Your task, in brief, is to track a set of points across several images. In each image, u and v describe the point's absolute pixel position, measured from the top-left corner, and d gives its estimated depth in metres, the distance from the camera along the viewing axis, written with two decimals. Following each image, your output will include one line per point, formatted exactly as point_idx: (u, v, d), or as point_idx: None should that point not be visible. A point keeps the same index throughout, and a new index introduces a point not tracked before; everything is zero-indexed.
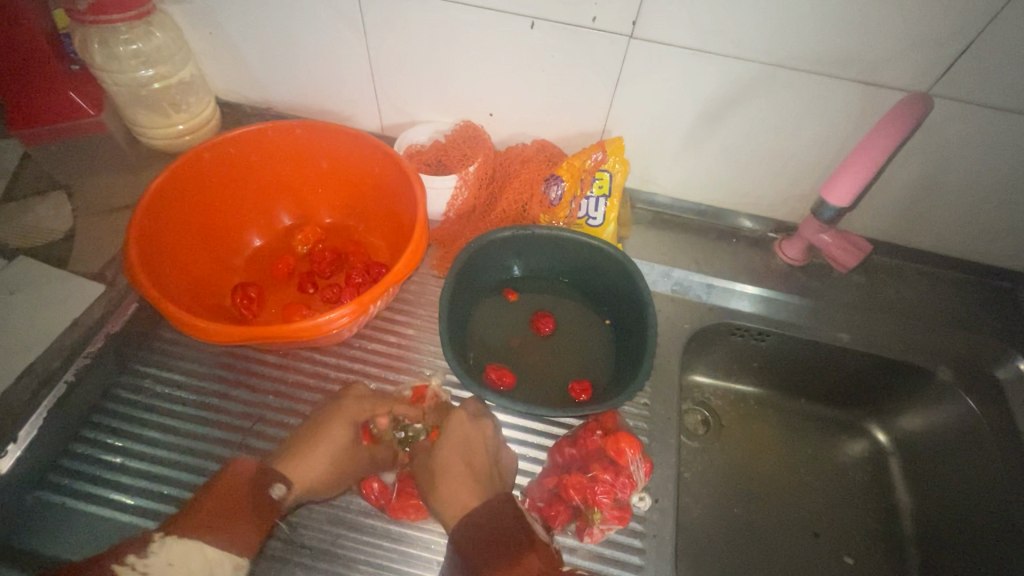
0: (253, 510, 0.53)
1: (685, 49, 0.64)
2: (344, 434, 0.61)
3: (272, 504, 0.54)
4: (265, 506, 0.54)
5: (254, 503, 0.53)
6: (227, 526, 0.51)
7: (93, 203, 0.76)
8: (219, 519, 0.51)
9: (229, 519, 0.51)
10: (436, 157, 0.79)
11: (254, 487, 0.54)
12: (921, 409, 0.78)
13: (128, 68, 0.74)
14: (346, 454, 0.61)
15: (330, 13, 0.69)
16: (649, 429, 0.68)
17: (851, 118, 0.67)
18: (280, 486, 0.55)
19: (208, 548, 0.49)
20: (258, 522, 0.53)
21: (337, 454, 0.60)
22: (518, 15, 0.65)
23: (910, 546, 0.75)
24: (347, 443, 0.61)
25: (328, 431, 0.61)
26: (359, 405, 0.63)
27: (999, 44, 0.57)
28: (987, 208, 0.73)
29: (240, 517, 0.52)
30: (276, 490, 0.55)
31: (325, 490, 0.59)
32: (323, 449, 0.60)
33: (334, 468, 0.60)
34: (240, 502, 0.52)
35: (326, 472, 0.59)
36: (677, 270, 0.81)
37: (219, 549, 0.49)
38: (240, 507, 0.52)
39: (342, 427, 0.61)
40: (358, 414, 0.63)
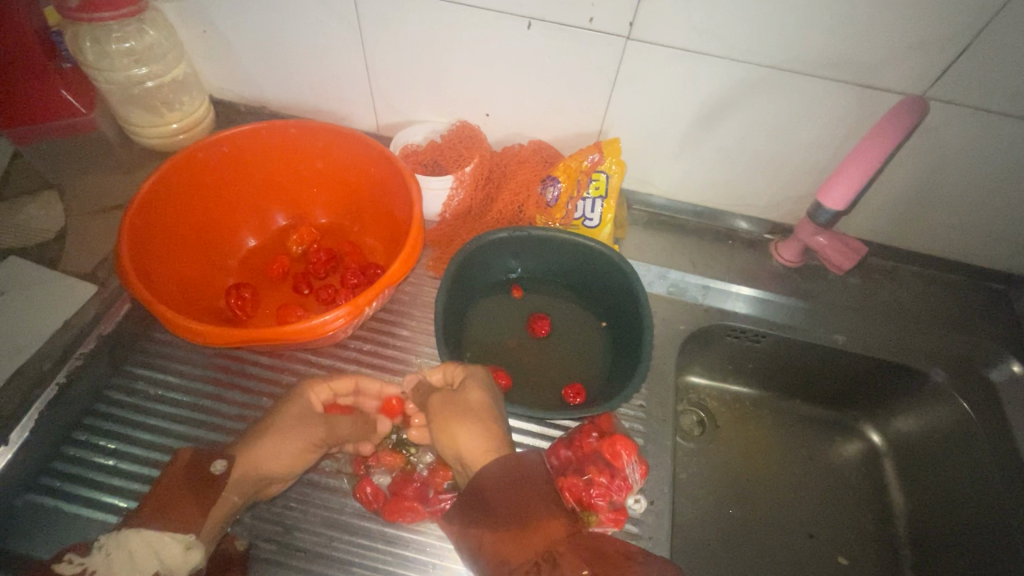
0: (196, 491, 0.55)
1: (681, 50, 0.63)
2: (298, 411, 0.60)
3: (212, 479, 0.55)
4: (207, 484, 0.55)
5: (194, 484, 0.55)
6: (169, 512, 0.53)
7: (85, 202, 0.76)
8: (165, 507, 0.54)
9: (172, 504, 0.54)
10: (432, 157, 0.79)
11: (195, 468, 0.56)
12: (916, 410, 0.78)
13: (121, 66, 0.73)
14: (299, 430, 0.59)
15: (325, 12, 0.69)
16: (644, 431, 0.68)
17: (847, 120, 0.66)
18: (221, 462, 0.56)
19: (145, 531, 0.52)
20: (200, 500, 0.54)
21: (288, 431, 0.58)
22: (515, 15, 0.64)
23: (904, 547, 0.75)
24: (300, 420, 0.59)
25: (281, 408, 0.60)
26: (315, 387, 0.62)
27: (995, 48, 0.57)
28: (983, 211, 0.73)
29: (180, 502, 0.54)
30: (217, 466, 0.56)
31: (284, 471, 0.57)
32: (275, 427, 0.58)
33: (287, 447, 0.58)
34: (181, 487, 0.55)
35: (280, 450, 0.57)
36: (674, 272, 0.80)
37: (160, 532, 0.52)
38: (183, 492, 0.54)
39: (297, 406, 0.60)
40: (314, 395, 0.61)
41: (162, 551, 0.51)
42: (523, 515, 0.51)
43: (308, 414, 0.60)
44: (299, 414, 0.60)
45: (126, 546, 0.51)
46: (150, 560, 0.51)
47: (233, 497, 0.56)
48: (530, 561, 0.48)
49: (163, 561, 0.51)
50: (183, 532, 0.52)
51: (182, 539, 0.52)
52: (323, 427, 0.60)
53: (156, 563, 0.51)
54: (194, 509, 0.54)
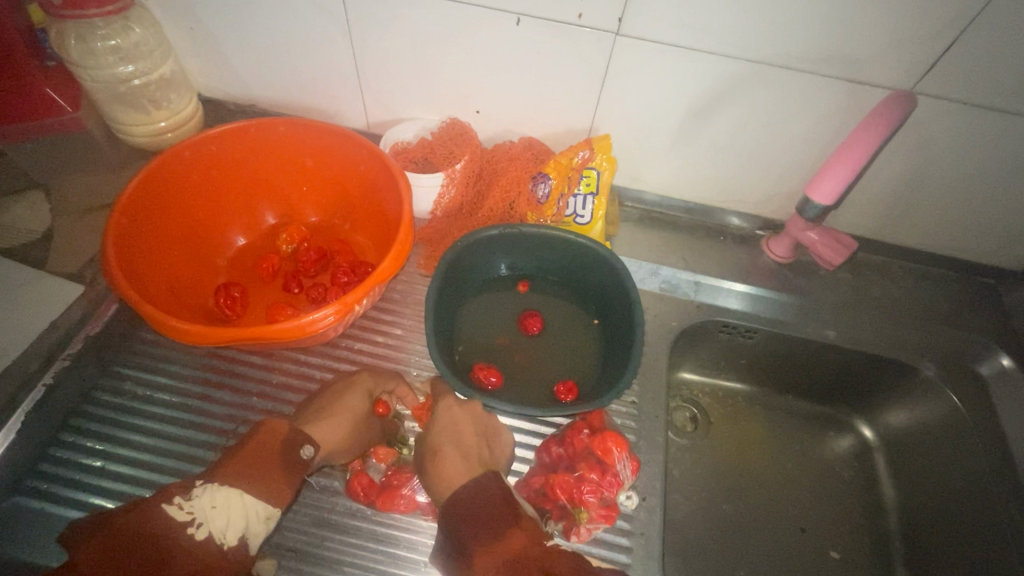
0: (285, 466, 0.55)
1: (670, 46, 0.63)
2: (354, 403, 0.62)
3: (302, 463, 0.56)
4: (296, 464, 0.56)
5: (287, 462, 0.55)
6: (263, 480, 0.53)
7: (70, 201, 0.75)
8: (252, 473, 0.54)
9: (265, 474, 0.54)
10: (422, 155, 0.79)
11: (286, 445, 0.56)
12: (907, 405, 0.78)
13: (107, 64, 0.73)
14: (363, 424, 0.62)
15: (312, 8, 0.68)
16: (636, 427, 0.68)
17: (836, 116, 0.66)
18: (309, 447, 0.57)
19: (247, 496, 0.52)
20: (289, 478, 0.55)
21: (356, 423, 0.62)
22: (503, 11, 0.64)
23: (896, 539, 0.75)
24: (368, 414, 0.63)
25: (343, 400, 0.62)
26: (371, 380, 0.65)
27: (981, 44, 0.57)
28: (971, 206, 0.73)
29: (274, 474, 0.54)
30: (305, 451, 0.56)
31: (339, 455, 0.61)
32: (335, 416, 0.61)
33: (349, 433, 0.61)
34: (275, 461, 0.55)
35: (337, 436, 0.60)
36: (665, 268, 0.80)
37: (255, 501, 0.52)
38: (272, 462, 0.55)
39: (367, 400, 0.63)
40: (372, 386, 0.65)
41: (251, 522, 0.52)
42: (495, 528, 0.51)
43: (366, 408, 0.63)
44: (364, 409, 0.63)
45: (230, 505, 0.51)
46: (239, 524, 0.51)
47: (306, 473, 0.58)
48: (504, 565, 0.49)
49: (249, 529, 0.52)
50: (271, 505, 0.53)
51: (270, 510, 0.53)
52: (380, 424, 0.65)
53: (245, 527, 0.52)
54: (283, 484, 0.54)
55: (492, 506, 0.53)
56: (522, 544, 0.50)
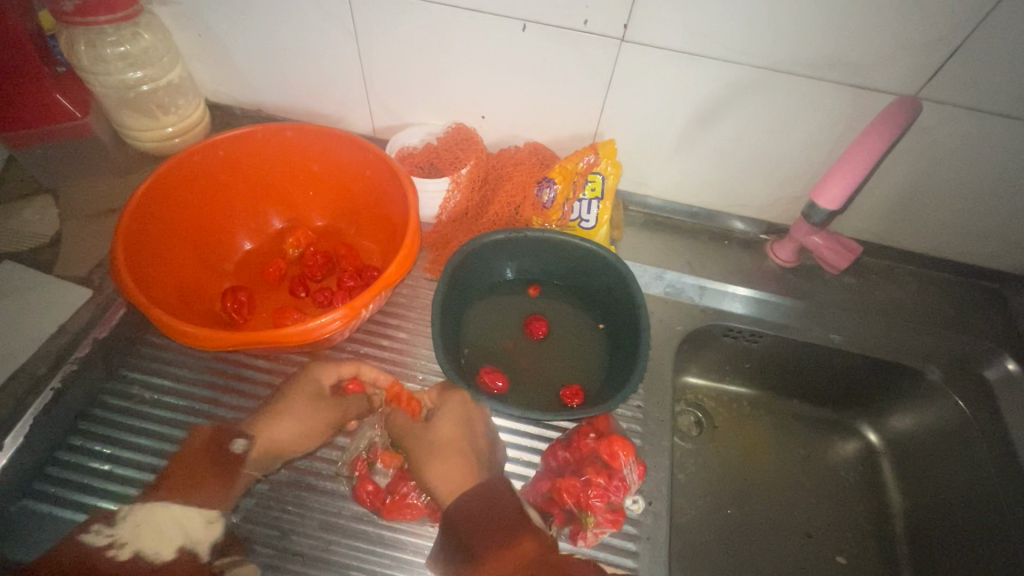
0: (216, 467, 0.60)
1: (674, 52, 0.64)
2: (305, 394, 0.64)
3: (231, 457, 0.60)
4: (225, 461, 0.60)
5: (217, 461, 0.60)
6: (192, 485, 0.58)
7: (78, 206, 0.75)
8: (183, 481, 0.58)
9: (195, 481, 0.58)
10: (428, 159, 0.79)
11: (214, 447, 0.61)
12: (912, 409, 0.78)
13: (115, 70, 0.73)
14: (315, 413, 0.63)
15: (318, 14, 0.69)
16: (642, 432, 0.68)
17: (841, 121, 0.67)
18: (240, 440, 0.61)
19: (169, 506, 0.56)
20: (220, 475, 0.59)
21: (305, 414, 0.63)
22: (510, 17, 0.64)
23: (902, 545, 0.75)
24: (318, 403, 0.64)
25: (293, 393, 0.64)
26: (322, 370, 0.66)
27: (986, 49, 0.58)
28: (976, 210, 0.73)
29: (204, 479, 0.58)
30: (236, 445, 0.61)
31: (294, 446, 0.62)
32: (284, 409, 0.63)
33: (301, 425, 0.63)
34: (202, 464, 0.59)
35: (288, 428, 0.62)
36: (670, 273, 0.80)
37: (185, 507, 0.56)
38: (204, 466, 0.59)
39: (315, 390, 0.65)
40: (323, 375, 0.65)
41: (188, 527, 0.56)
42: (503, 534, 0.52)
43: (317, 398, 0.64)
44: (315, 398, 0.64)
45: (153, 520, 0.55)
46: (177, 534, 0.55)
47: (252, 471, 0.61)
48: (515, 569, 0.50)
49: (189, 536, 0.55)
50: (206, 509, 0.57)
51: (207, 514, 0.57)
52: (338, 410, 0.65)
53: (183, 537, 0.55)
54: (214, 486, 0.58)
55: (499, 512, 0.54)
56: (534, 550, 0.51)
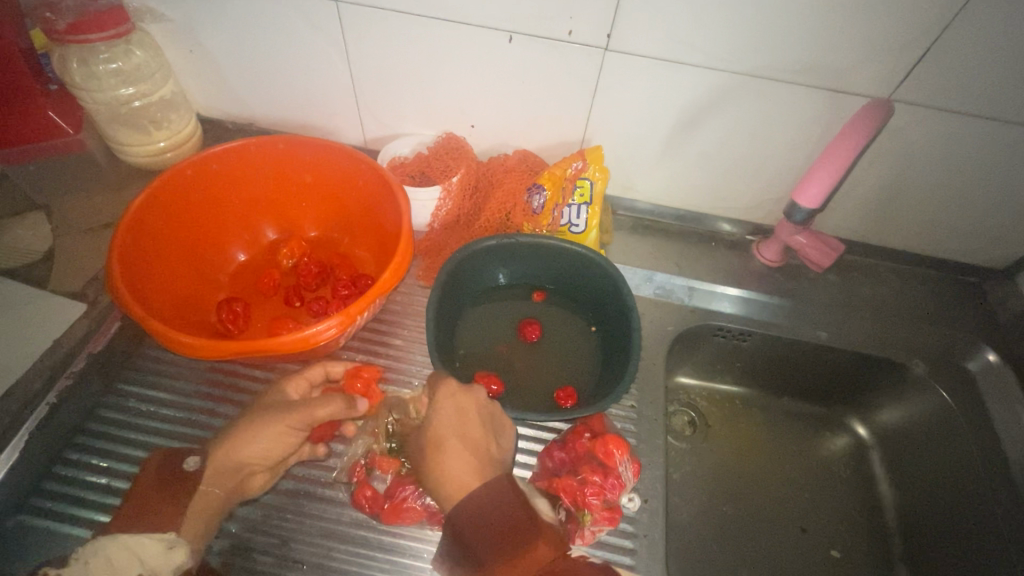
0: (169, 487, 0.59)
1: (656, 60, 0.66)
2: (270, 404, 0.61)
3: (183, 475, 0.59)
4: (178, 480, 0.59)
5: (169, 480, 0.59)
6: (146, 513, 0.57)
7: (72, 221, 0.75)
8: (137, 509, 0.58)
9: (149, 505, 0.58)
10: (419, 169, 0.80)
11: (167, 469, 0.60)
12: (899, 402, 0.80)
13: (108, 86, 0.74)
14: (274, 415, 0.59)
15: (309, 28, 0.70)
16: (636, 431, 0.69)
17: (820, 123, 0.69)
18: (191, 460, 0.60)
19: (118, 538, 0.55)
20: (173, 497, 0.58)
21: (264, 419, 0.59)
22: (495, 29, 0.66)
23: (895, 538, 0.77)
24: (274, 407, 0.60)
25: (262, 404, 0.61)
26: (292, 384, 0.63)
27: (952, 52, 0.60)
28: (952, 207, 0.75)
29: (158, 502, 0.58)
30: (188, 463, 0.60)
31: (261, 458, 0.58)
32: (248, 418, 0.60)
33: (262, 438, 0.58)
34: (155, 489, 0.59)
35: (251, 441, 0.58)
36: (660, 274, 0.82)
37: (137, 536, 0.55)
38: (157, 490, 0.59)
39: (274, 398, 0.62)
40: (291, 386, 0.63)
41: (143, 553, 0.54)
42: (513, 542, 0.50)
43: (281, 406, 0.60)
44: (277, 403, 0.61)
45: (102, 552, 0.54)
46: (132, 561, 0.54)
47: (213, 489, 0.58)
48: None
49: (144, 563, 0.54)
50: (159, 535, 0.56)
51: (165, 539, 0.56)
52: (297, 410, 0.59)
53: (138, 565, 0.54)
54: (166, 512, 0.57)
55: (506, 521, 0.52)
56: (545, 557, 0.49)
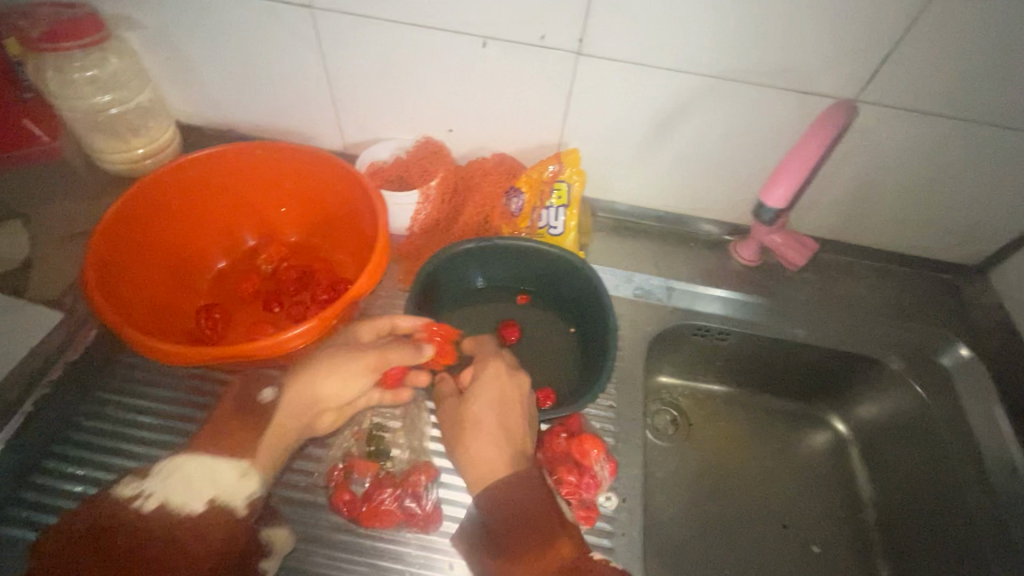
0: (246, 416, 0.59)
1: (630, 63, 0.67)
2: (340, 345, 0.62)
3: (261, 406, 0.60)
4: (256, 410, 0.60)
5: (246, 412, 0.60)
6: (218, 442, 0.56)
7: (50, 230, 0.75)
8: (211, 435, 0.57)
9: (224, 433, 0.57)
10: (398, 173, 0.81)
11: (240, 399, 0.61)
12: (876, 398, 0.81)
13: (85, 94, 0.74)
14: (347, 357, 0.61)
15: (285, 35, 0.70)
16: (615, 431, 0.70)
17: (790, 124, 0.70)
18: (269, 391, 0.61)
19: (200, 461, 0.54)
20: (251, 425, 0.58)
21: (340, 358, 0.60)
22: (469, 34, 0.67)
23: (874, 532, 0.78)
24: (347, 348, 0.61)
25: (332, 347, 0.62)
26: (363, 330, 0.63)
27: (915, 54, 0.61)
28: (922, 205, 0.77)
29: (233, 432, 0.57)
30: (264, 395, 0.61)
31: (333, 396, 0.60)
32: (323, 355, 0.61)
33: (340, 375, 0.60)
34: (230, 419, 0.58)
35: (330, 378, 0.60)
36: (639, 275, 0.83)
37: (215, 461, 0.54)
38: (233, 421, 0.58)
39: (344, 339, 0.63)
40: (361, 332, 0.63)
41: (219, 478, 0.53)
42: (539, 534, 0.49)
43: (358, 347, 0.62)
44: (348, 346, 0.62)
45: (180, 471, 0.53)
46: (205, 482, 0.53)
47: (288, 424, 0.59)
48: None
49: (219, 487, 0.53)
50: (237, 460, 0.55)
51: (238, 467, 0.54)
52: (370, 352, 0.61)
53: (213, 489, 0.52)
54: (246, 437, 0.57)
55: (532, 515, 0.51)
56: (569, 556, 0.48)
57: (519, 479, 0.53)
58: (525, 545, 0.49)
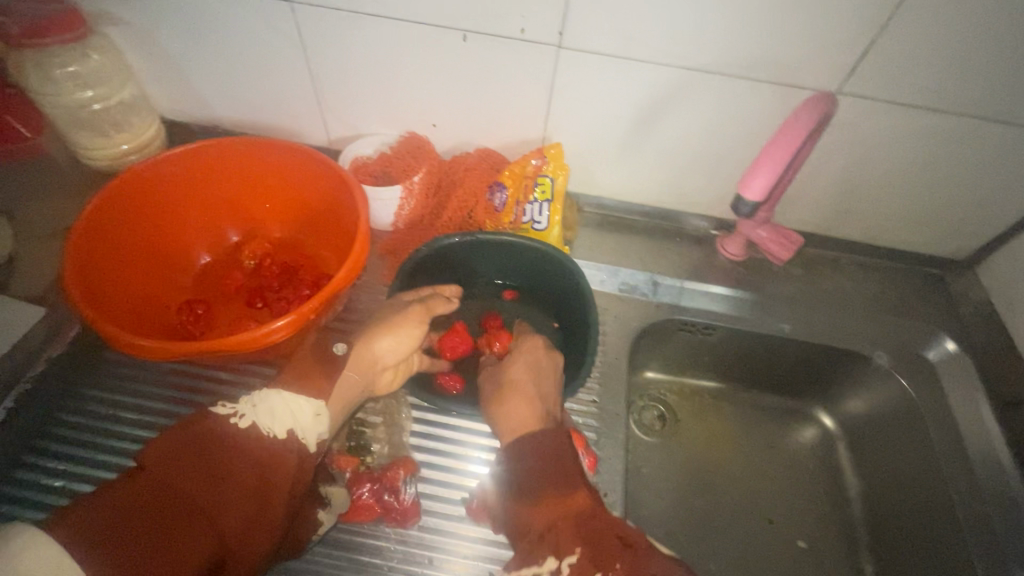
0: (321, 361, 0.56)
1: (611, 56, 0.66)
2: (393, 305, 0.65)
3: (335, 357, 0.57)
4: (330, 357, 0.57)
5: (321, 358, 0.56)
6: (299, 378, 0.54)
7: (34, 226, 0.75)
8: (294, 374, 0.54)
9: (301, 373, 0.54)
10: (381, 169, 0.81)
11: (318, 345, 0.57)
12: (863, 393, 0.81)
13: (66, 90, 0.73)
14: (401, 314, 0.63)
15: (266, 30, 0.70)
16: (598, 426, 0.69)
17: (773, 118, 0.70)
18: (342, 344, 0.58)
19: (284, 394, 0.51)
20: (326, 370, 0.55)
21: (398, 314, 0.63)
22: (449, 28, 0.67)
23: (860, 528, 0.78)
24: (399, 308, 0.64)
25: (390, 309, 0.65)
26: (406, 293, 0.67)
27: (895, 46, 0.61)
28: (907, 199, 0.76)
29: (310, 372, 0.55)
30: (338, 347, 0.57)
31: (395, 350, 0.61)
32: (385, 315, 0.63)
33: (403, 329, 0.62)
34: (309, 362, 0.56)
35: (393, 334, 0.61)
36: (624, 270, 0.83)
37: (295, 395, 0.51)
38: (308, 361, 0.56)
39: (394, 301, 0.66)
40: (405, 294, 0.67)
41: (299, 414, 0.50)
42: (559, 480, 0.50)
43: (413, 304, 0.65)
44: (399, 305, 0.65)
45: (269, 401, 0.50)
46: (287, 417, 0.50)
47: (354, 376, 0.58)
48: (553, 521, 0.48)
49: (298, 423, 0.50)
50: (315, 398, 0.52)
51: (314, 405, 0.52)
52: (417, 305, 0.64)
53: (293, 422, 0.50)
54: (325, 381, 0.54)
55: (558, 461, 0.51)
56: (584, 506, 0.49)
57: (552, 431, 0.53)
58: (545, 483, 0.50)
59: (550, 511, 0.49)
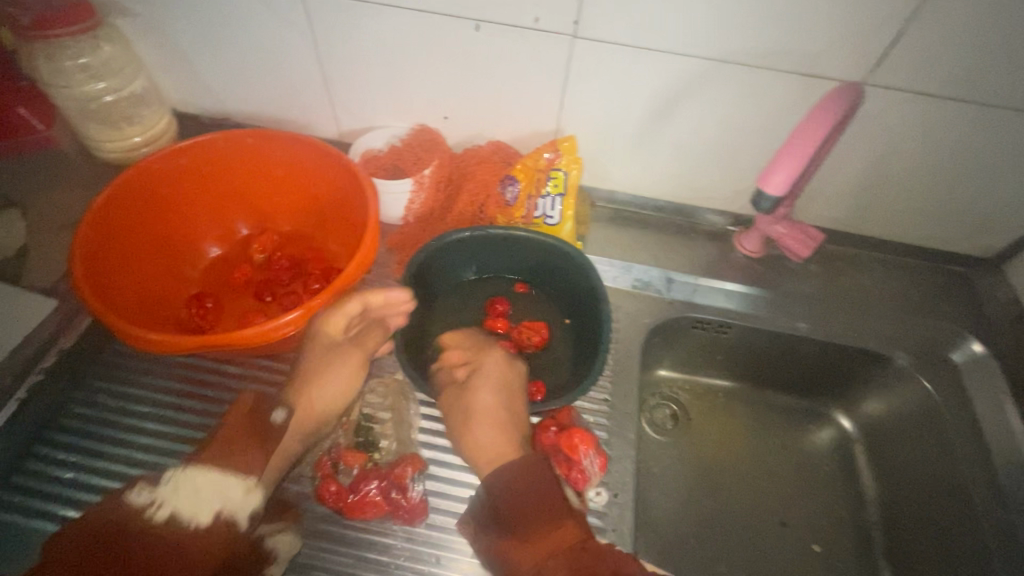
0: (252, 432, 0.54)
1: (628, 46, 0.64)
2: (323, 347, 0.60)
3: (271, 424, 0.56)
4: (263, 425, 0.55)
5: (256, 427, 0.55)
6: (229, 452, 0.52)
7: (47, 218, 0.75)
8: (223, 446, 0.53)
9: (228, 447, 0.53)
10: (391, 162, 0.81)
11: (254, 415, 0.56)
12: (883, 394, 0.79)
13: (78, 83, 0.74)
14: (336, 360, 0.60)
15: (275, 21, 0.69)
16: (608, 424, 0.68)
17: (794, 110, 0.67)
18: (280, 410, 0.57)
19: (210, 473, 0.50)
20: (257, 439, 0.54)
21: (332, 361, 0.60)
22: (460, 18, 0.65)
23: (876, 533, 0.76)
24: (331, 352, 0.60)
25: (325, 355, 0.60)
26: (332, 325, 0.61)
27: (924, 35, 0.58)
28: (933, 194, 0.74)
29: (239, 443, 0.53)
30: (276, 415, 0.56)
31: (339, 399, 0.60)
32: (317, 361, 0.60)
33: (342, 376, 0.60)
34: (243, 432, 0.54)
35: (336, 382, 0.60)
36: (638, 266, 0.81)
37: (224, 474, 0.51)
38: (240, 436, 0.54)
39: (325, 334, 0.60)
40: (331, 325, 0.61)
41: (227, 492, 0.50)
42: (542, 516, 0.49)
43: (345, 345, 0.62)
44: (330, 346, 0.61)
45: (191, 481, 0.49)
46: (215, 498, 0.49)
47: (294, 442, 0.57)
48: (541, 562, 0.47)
49: (226, 501, 0.49)
50: (244, 475, 0.51)
51: (245, 482, 0.51)
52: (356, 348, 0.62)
53: (220, 501, 0.49)
54: (255, 455, 0.53)
55: (541, 496, 0.51)
56: (574, 538, 0.48)
57: (527, 467, 0.53)
58: (529, 520, 0.50)
59: (537, 551, 0.48)
